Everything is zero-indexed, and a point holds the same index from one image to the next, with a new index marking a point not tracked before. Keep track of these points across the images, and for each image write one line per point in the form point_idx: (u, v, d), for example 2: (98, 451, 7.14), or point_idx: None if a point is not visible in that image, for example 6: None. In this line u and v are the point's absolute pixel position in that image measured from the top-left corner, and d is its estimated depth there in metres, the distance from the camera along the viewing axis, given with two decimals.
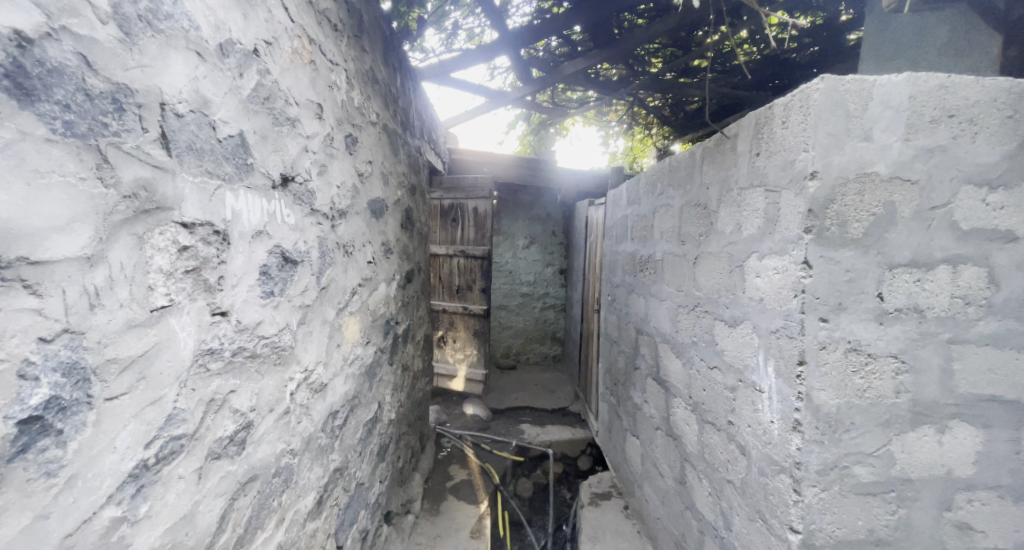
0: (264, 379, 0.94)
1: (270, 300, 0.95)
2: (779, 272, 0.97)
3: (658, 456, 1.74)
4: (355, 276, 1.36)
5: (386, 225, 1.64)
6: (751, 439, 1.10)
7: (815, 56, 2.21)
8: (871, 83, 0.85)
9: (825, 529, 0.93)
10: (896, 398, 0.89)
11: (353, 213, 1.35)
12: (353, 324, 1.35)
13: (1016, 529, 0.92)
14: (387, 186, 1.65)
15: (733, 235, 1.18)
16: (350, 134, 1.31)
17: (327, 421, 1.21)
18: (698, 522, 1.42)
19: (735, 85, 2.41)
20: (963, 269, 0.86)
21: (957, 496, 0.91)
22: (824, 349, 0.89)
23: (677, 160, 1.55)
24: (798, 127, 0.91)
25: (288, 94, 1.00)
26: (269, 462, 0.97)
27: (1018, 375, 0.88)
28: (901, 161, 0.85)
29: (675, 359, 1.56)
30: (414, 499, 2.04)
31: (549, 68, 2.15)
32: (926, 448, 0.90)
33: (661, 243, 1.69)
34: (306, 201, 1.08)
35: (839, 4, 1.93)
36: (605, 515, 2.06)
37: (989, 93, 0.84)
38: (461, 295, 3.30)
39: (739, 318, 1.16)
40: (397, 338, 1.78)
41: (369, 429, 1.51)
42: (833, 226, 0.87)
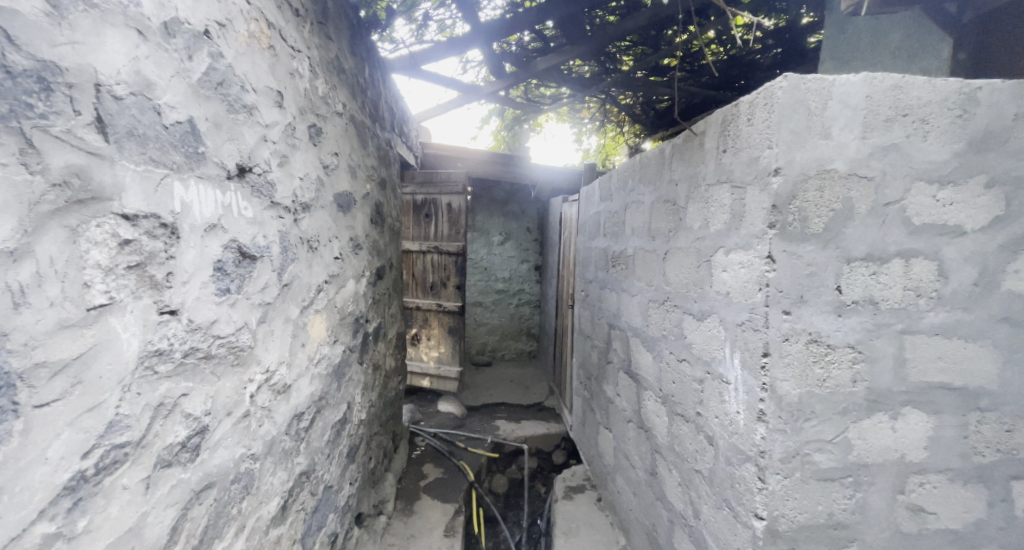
0: (220, 381, 0.89)
1: (226, 298, 0.91)
2: (744, 266, 1.00)
3: (630, 448, 1.76)
4: (321, 272, 1.31)
5: (354, 220, 1.60)
6: (718, 430, 1.13)
7: (778, 58, 2.29)
8: (830, 82, 0.87)
9: (788, 515, 0.96)
10: (853, 387, 0.93)
11: (318, 207, 1.30)
12: (319, 322, 1.30)
13: (965, 510, 0.97)
14: (355, 179, 1.61)
15: (702, 230, 1.20)
16: (314, 125, 1.27)
17: (292, 424, 1.17)
18: (668, 513, 1.45)
19: (704, 85, 2.46)
20: (915, 263, 0.90)
21: (910, 480, 0.96)
22: (787, 341, 0.92)
23: (648, 157, 1.57)
24: (763, 124, 0.93)
25: (244, 80, 0.96)
26: (227, 467, 0.92)
27: (966, 363, 0.92)
28: (858, 159, 0.88)
29: (646, 352, 1.59)
30: (386, 500, 2.01)
31: (521, 63, 2.14)
32: (881, 434, 0.94)
33: (632, 239, 1.71)
34: (266, 193, 1.03)
35: (801, 7, 2.00)
36: (578, 508, 2.09)
37: (939, 93, 0.87)
38: (435, 291, 3.25)
39: (706, 311, 1.18)
40: (367, 336, 1.74)
41: (338, 430, 1.47)
42: (795, 221, 0.90)
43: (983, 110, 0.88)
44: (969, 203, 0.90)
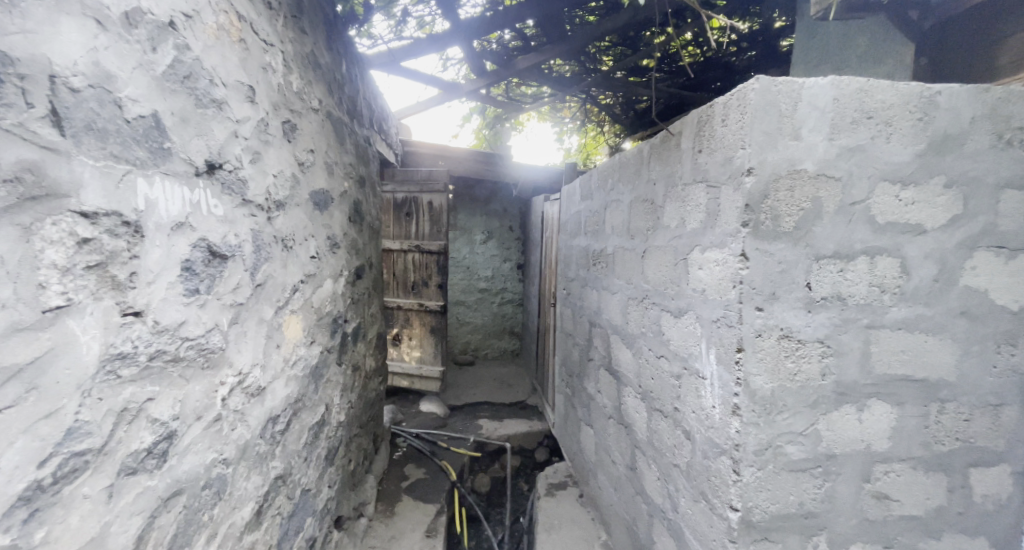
0: (189, 385, 0.87)
1: (195, 299, 0.88)
2: (719, 264, 1.02)
3: (611, 444, 1.78)
4: (296, 272, 1.28)
5: (332, 218, 1.57)
6: (695, 424, 1.15)
7: (753, 61, 2.34)
8: (800, 85, 0.90)
9: (761, 505, 0.98)
10: (822, 380, 0.96)
11: (293, 205, 1.27)
12: (295, 322, 1.28)
13: (927, 496, 1.01)
14: (332, 177, 1.58)
15: (678, 229, 1.22)
16: (288, 120, 1.24)
17: (266, 426, 1.14)
18: (648, 507, 1.47)
19: (682, 87, 2.50)
20: (880, 260, 0.93)
21: (876, 469, 0.99)
22: (760, 336, 0.94)
23: (627, 157, 1.59)
24: (736, 125, 0.95)
25: (212, 73, 0.93)
26: (197, 473, 0.90)
27: (927, 356, 0.96)
28: (826, 160, 0.91)
29: (626, 349, 1.61)
30: (367, 502, 1.98)
31: (502, 61, 2.11)
32: (848, 425, 0.97)
33: (612, 237, 1.73)
34: (236, 190, 1.00)
35: (774, 11, 2.05)
36: (561, 505, 2.10)
37: (902, 97, 0.90)
38: (416, 291, 3.22)
39: (683, 308, 1.20)
40: (346, 337, 1.71)
41: (316, 433, 1.45)
42: (767, 220, 0.92)
43: (942, 114, 0.91)
44: (929, 203, 0.93)
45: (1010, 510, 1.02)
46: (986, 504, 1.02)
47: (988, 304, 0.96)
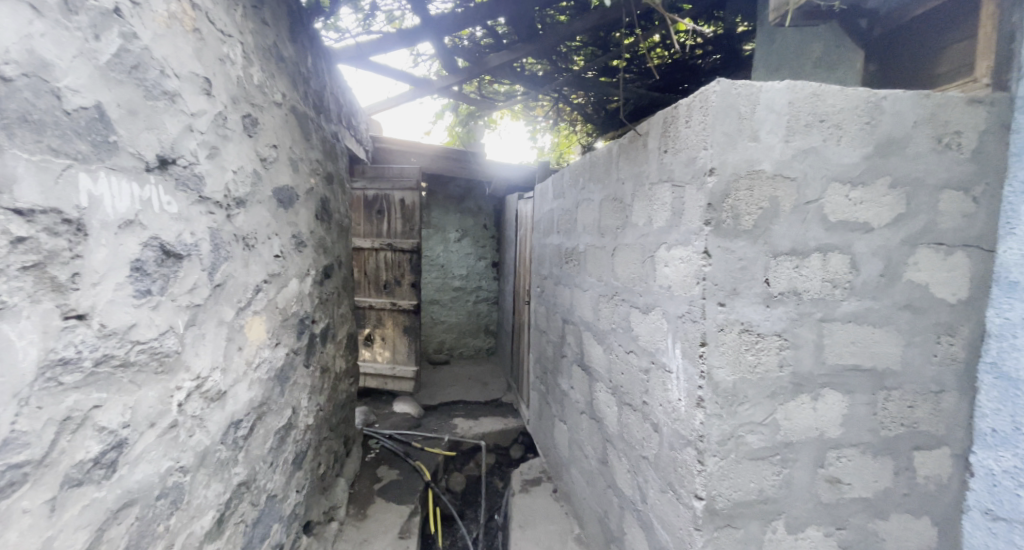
0: (141, 390, 0.83)
1: (147, 300, 0.84)
2: (684, 261, 1.05)
3: (583, 439, 1.81)
4: (259, 272, 1.24)
5: (297, 216, 1.53)
6: (662, 417, 1.18)
7: (718, 64, 2.42)
8: (758, 89, 0.93)
9: (724, 494, 1.02)
10: (780, 371, 1.00)
11: (255, 202, 1.23)
12: (258, 324, 1.24)
13: (875, 479, 1.06)
14: (298, 173, 1.53)
15: (646, 227, 1.25)
16: (249, 115, 1.19)
17: (228, 432, 1.10)
18: (619, 500, 1.49)
19: (652, 88, 2.56)
20: (832, 256, 0.98)
21: (829, 455, 1.04)
22: (722, 331, 0.97)
23: (597, 156, 1.61)
24: (699, 126, 0.98)
25: (164, 63, 0.88)
26: (151, 482, 0.86)
27: (876, 348, 1.02)
28: (783, 160, 0.95)
29: (597, 345, 1.63)
30: (338, 505, 1.94)
31: (474, 58, 2.08)
32: (804, 414, 1.02)
33: (584, 235, 1.75)
34: (192, 186, 0.96)
35: (736, 17, 2.13)
36: (534, 501, 2.12)
37: (851, 102, 0.95)
38: (388, 290, 3.18)
39: (651, 304, 1.23)
40: (313, 338, 1.67)
41: (282, 437, 1.41)
42: (728, 218, 0.95)
43: (887, 118, 0.97)
44: (877, 202, 0.99)
45: (951, 490, 1.09)
46: (929, 485, 1.08)
47: (929, 297, 1.02)
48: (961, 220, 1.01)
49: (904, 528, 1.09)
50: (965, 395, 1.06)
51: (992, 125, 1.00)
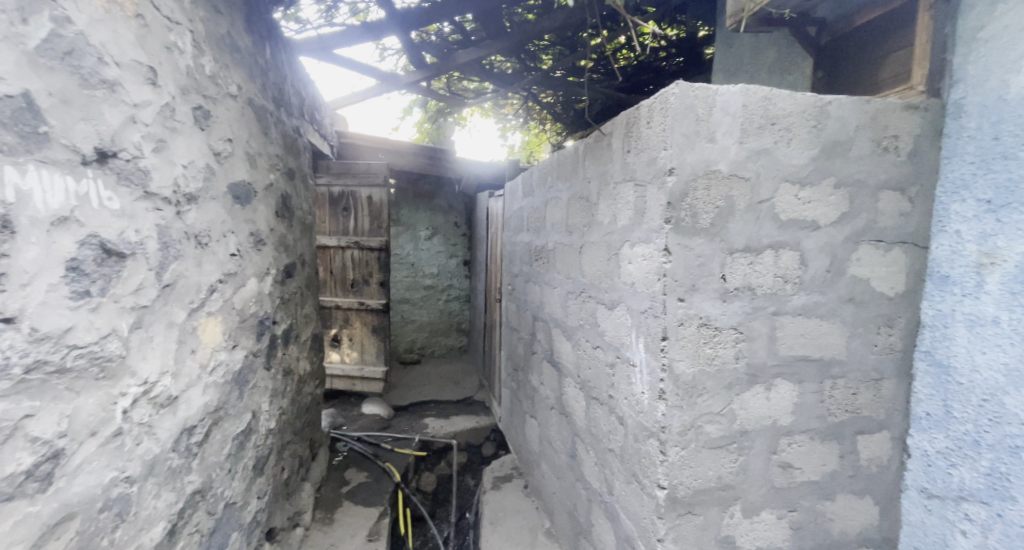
0: (80, 397, 0.78)
1: (85, 302, 0.79)
2: (646, 258, 1.07)
3: (553, 434, 1.83)
4: (213, 271, 1.19)
5: (256, 213, 1.47)
6: (627, 410, 1.21)
7: (681, 66, 2.51)
8: (714, 92, 0.96)
9: (685, 482, 1.05)
10: (736, 362, 1.04)
11: (207, 198, 1.17)
12: (213, 326, 1.19)
13: (823, 463, 1.12)
14: (256, 168, 1.47)
15: (611, 225, 1.27)
16: (200, 106, 1.14)
17: (180, 439, 1.05)
18: (587, 492, 1.52)
19: (619, 89, 2.61)
20: (783, 253, 1.03)
21: (781, 441, 1.09)
22: (682, 325, 1.00)
23: (565, 155, 1.63)
24: (659, 126, 1.00)
25: (102, 50, 0.83)
26: (94, 494, 0.81)
27: (823, 339, 1.08)
28: (738, 160, 0.99)
29: (566, 341, 1.65)
30: (303, 510, 1.89)
31: (441, 54, 2.08)
32: (758, 403, 1.07)
33: (552, 233, 1.76)
34: (136, 181, 0.91)
35: (697, 21, 2.19)
36: (504, 497, 2.13)
37: (800, 106, 1.00)
38: (356, 290, 3.11)
39: (616, 300, 1.25)
40: (275, 339, 1.61)
41: (242, 442, 1.36)
42: (687, 217, 0.98)
43: (832, 122, 1.02)
44: (823, 201, 1.04)
45: (891, 471, 1.16)
46: (871, 466, 1.15)
47: (871, 291, 1.09)
48: (898, 219, 1.08)
49: (850, 508, 1.16)
50: (902, 381, 1.13)
51: (926, 130, 1.07)
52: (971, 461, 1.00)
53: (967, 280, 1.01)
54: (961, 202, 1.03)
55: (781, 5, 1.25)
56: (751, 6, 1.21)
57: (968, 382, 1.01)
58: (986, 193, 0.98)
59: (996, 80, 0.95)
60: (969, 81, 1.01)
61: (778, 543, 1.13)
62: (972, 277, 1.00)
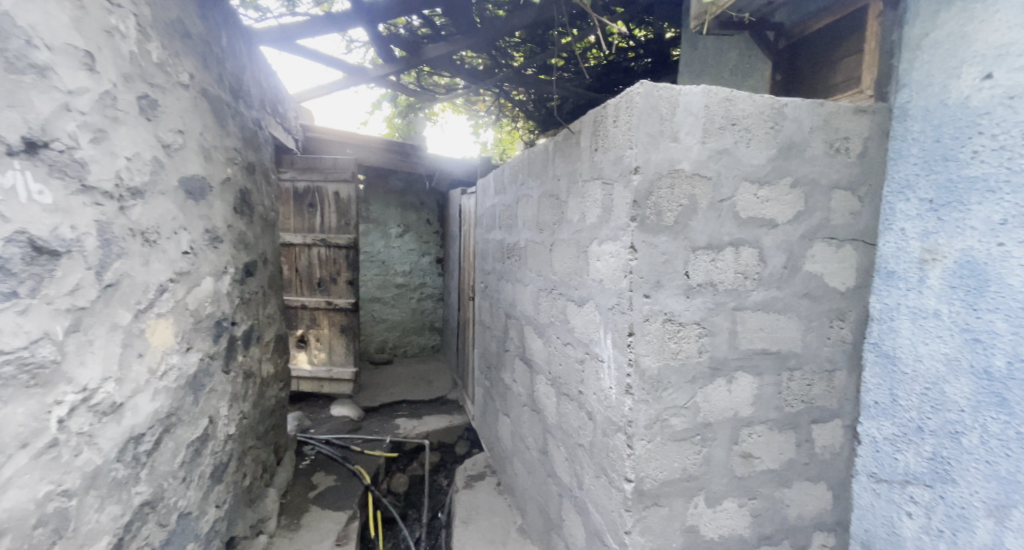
0: (8, 407, 0.73)
1: (12, 304, 0.73)
2: (613, 256, 1.08)
3: (525, 431, 1.83)
4: (163, 270, 1.13)
5: (211, 209, 1.40)
6: (596, 405, 1.22)
7: (649, 67, 2.56)
8: (677, 92, 0.98)
9: (651, 475, 1.07)
10: (699, 356, 1.06)
11: (156, 193, 1.11)
12: (163, 328, 1.13)
13: (781, 452, 1.17)
14: (211, 162, 1.41)
15: (580, 223, 1.28)
16: (145, 95, 1.08)
17: (126, 448, 0.99)
18: (558, 488, 1.53)
19: (590, 88, 2.64)
20: (742, 250, 1.06)
21: (741, 432, 1.13)
22: (648, 321, 1.02)
23: (535, 152, 1.63)
24: (625, 125, 1.01)
25: (30, 32, 0.77)
26: (26, 510, 0.76)
27: (780, 333, 1.12)
28: (700, 160, 1.01)
29: (537, 338, 1.65)
30: (267, 517, 1.82)
31: (410, 48, 2.04)
32: (721, 396, 1.10)
33: (524, 231, 1.76)
34: (72, 174, 0.85)
35: (664, 23, 2.24)
36: (476, 495, 2.12)
37: (759, 107, 1.03)
38: (323, 288, 3.03)
39: (585, 298, 1.26)
40: (234, 340, 1.55)
41: (197, 449, 1.30)
42: (652, 215, 1.00)
43: (789, 123, 1.06)
44: (780, 200, 1.08)
45: (843, 457, 1.22)
46: (825, 454, 1.20)
47: (825, 286, 1.13)
48: (849, 217, 1.13)
49: (806, 494, 1.21)
50: (853, 372, 1.19)
51: (875, 132, 1.12)
52: (915, 446, 1.06)
53: (911, 275, 1.07)
54: (906, 201, 1.08)
55: (741, 9, 1.29)
56: (714, 9, 1.24)
57: (912, 371, 1.07)
58: (928, 193, 1.03)
59: (939, 86, 1.01)
60: (913, 86, 1.06)
61: (739, 531, 1.17)
62: (915, 272, 1.06)
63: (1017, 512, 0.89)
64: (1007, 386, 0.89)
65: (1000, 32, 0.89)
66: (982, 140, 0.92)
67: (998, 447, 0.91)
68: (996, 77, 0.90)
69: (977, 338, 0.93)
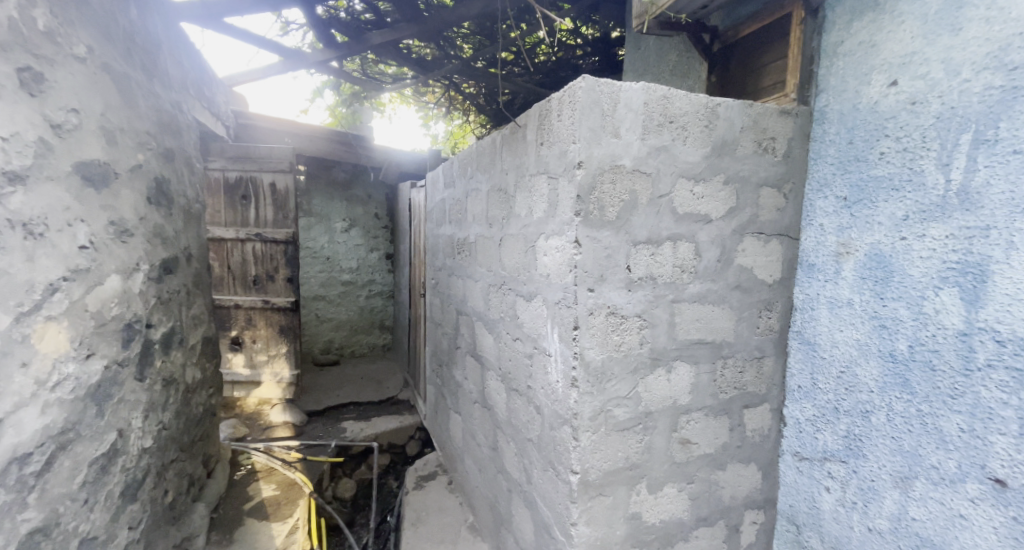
0: None
1: None
2: (559, 250, 1.08)
3: (476, 428, 1.81)
4: (55, 267, 1.00)
5: (118, 198, 1.26)
6: (544, 399, 1.22)
7: (596, 66, 2.60)
8: (618, 88, 0.99)
9: (595, 465, 1.09)
10: (641, 347, 1.09)
11: (44, 180, 0.98)
12: (56, 333, 1.00)
13: (716, 436, 1.22)
14: (118, 146, 1.26)
15: (527, 218, 1.26)
16: (29, 68, 0.94)
17: (8, 471, 0.88)
18: (508, 483, 1.52)
19: (540, 84, 2.65)
20: (680, 245, 1.09)
21: (680, 419, 1.17)
22: (592, 315, 1.03)
23: (483, 146, 1.60)
24: (568, 120, 1.01)
25: None
26: None
27: (715, 324, 1.17)
28: (640, 156, 1.03)
29: (488, 334, 1.63)
30: (195, 534, 1.68)
31: (353, 33, 1.93)
32: (661, 385, 1.13)
33: (473, 225, 1.73)
34: None
35: (610, 23, 2.27)
36: (426, 495, 2.08)
37: (694, 106, 1.06)
38: (259, 286, 2.84)
39: (533, 293, 1.25)
40: (150, 343, 1.40)
41: (103, 467, 1.17)
42: (595, 210, 1.00)
43: (722, 122, 1.10)
44: (714, 196, 1.12)
45: (771, 439, 1.29)
46: (755, 436, 1.27)
47: (754, 279, 1.19)
48: (775, 214, 1.19)
49: (738, 475, 1.27)
50: (778, 359, 1.26)
51: (797, 133, 1.19)
52: (832, 425, 1.15)
53: (828, 267, 1.15)
54: (824, 198, 1.16)
55: (679, 11, 1.33)
56: (653, 9, 1.29)
57: (830, 356, 1.15)
58: (843, 191, 1.11)
59: (852, 91, 1.08)
60: (830, 91, 1.14)
61: (678, 514, 1.21)
62: (832, 265, 1.14)
63: (918, 483, 0.97)
64: (909, 368, 0.97)
65: (906, 41, 0.97)
66: (888, 142, 1.00)
67: (901, 423, 0.99)
68: (901, 83, 0.98)
69: (884, 324, 1.02)
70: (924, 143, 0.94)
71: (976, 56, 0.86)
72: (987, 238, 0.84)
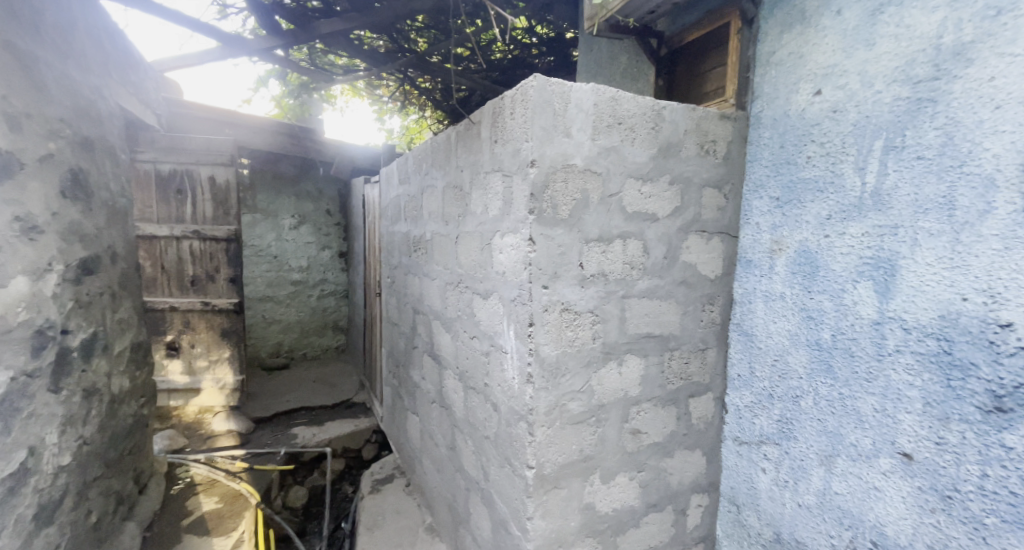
0: None
1: None
2: (514, 248, 1.08)
3: (433, 427, 1.79)
4: None
5: (25, 193, 1.15)
6: (501, 396, 1.22)
7: (551, 66, 2.65)
8: (569, 88, 1.00)
9: (550, 459, 1.11)
10: (594, 342, 1.12)
11: None
12: None
13: (665, 425, 1.28)
14: (24, 135, 1.15)
15: (483, 216, 1.26)
16: None
17: None
18: (466, 482, 1.52)
19: (496, 82, 2.65)
20: (630, 242, 1.13)
21: (632, 411, 1.21)
22: (546, 311, 1.04)
23: (438, 142, 1.58)
24: (521, 118, 1.02)
25: None
26: None
27: (663, 317, 1.22)
28: (591, 156, 1.05)
29: (445, 333, 1.62)
30: None
31: (298, 20, 1.83)
32: (612, 378, 1.16)
33: (429, 223, 1.70)
34: None
35: (564, 23, 2.31)
36: (382, 499, 2.03)
37: (641, 109, 1.10)
38: (198, 287, 2.67)
39: (489, 290, 1.25)
40: (68, 351, 1.29)
41: (9, 490, 1.06)
42: (548, 208, 1.02)
43: (667, 125, 1.15)
44: (660, 196, 1.17)
45: (714, 426, 1.37)
46: (700, 424, 1.34)
47: (698, 274, 1.26)
48: (717, 213, 1.26)
49: (685, 461, 1.34)
50: (721, 350, 1.33)
51: (736, 137, 1.26)
52: (767, 410, 1.23)
53: (763, 262, 1.23)
54: (760, 199, 1.24)
55: (627, 16, 1.37)
56: (602, 12, 1.34)
57: (765, 346, 1.23)
58: (776, 191, 1.19)
59: (783, 98, 1.16)
60: (763, 98, 1.21)
61: (630, 502, 1.26)
62: (766, 261, 1.22)
63: (840, 460, 1.06)
64: (832, 355, 1.06)
65: (829, 54, 1.05)
66: (814, 146, 1.08)
67: (826, 406, 1.08)
68: (825, 93, 1.06)
69: (811, 315, 1.10)
70: (844, 148, 1.02)
71: (887, 70, 0.94)
72: (896, 236, 0.93)
